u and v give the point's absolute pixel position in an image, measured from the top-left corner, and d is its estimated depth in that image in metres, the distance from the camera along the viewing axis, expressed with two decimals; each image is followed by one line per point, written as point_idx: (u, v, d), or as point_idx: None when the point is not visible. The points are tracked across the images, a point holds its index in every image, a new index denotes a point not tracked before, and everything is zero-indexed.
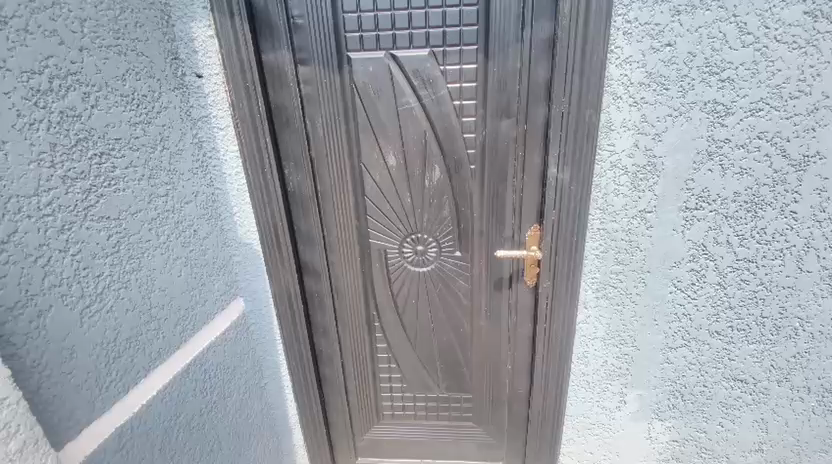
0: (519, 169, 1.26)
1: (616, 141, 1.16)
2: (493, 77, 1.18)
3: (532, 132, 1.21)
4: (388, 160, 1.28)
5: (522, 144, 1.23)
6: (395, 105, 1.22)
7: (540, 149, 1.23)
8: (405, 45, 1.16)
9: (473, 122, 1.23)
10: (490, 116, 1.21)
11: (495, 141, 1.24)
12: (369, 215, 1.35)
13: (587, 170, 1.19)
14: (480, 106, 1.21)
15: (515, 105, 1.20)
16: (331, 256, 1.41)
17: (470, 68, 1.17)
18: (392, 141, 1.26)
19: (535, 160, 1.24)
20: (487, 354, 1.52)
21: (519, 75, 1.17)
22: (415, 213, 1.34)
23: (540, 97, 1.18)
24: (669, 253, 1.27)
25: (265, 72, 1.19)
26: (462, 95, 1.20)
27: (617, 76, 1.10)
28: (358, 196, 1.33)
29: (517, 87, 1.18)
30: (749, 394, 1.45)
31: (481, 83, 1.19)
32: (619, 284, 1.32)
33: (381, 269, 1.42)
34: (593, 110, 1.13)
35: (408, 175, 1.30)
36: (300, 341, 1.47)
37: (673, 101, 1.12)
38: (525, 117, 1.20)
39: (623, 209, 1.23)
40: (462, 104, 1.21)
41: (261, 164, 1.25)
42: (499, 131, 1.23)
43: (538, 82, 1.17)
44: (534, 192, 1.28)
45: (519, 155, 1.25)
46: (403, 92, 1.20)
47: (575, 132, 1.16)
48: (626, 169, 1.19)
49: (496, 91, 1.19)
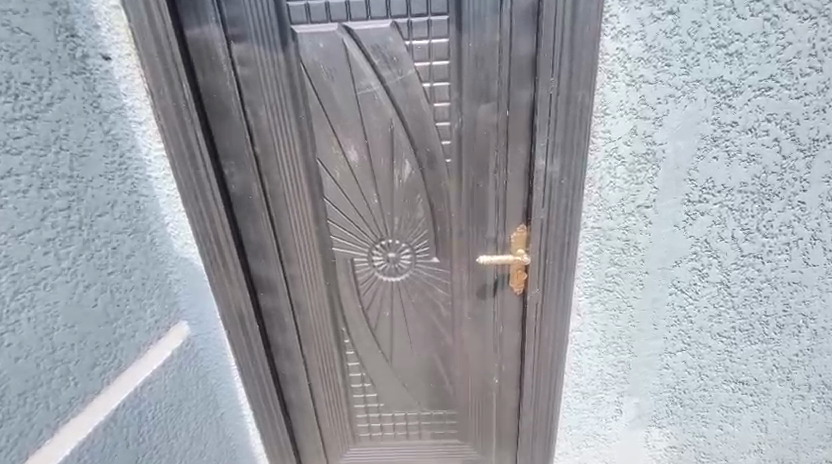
0: (502, 161, 1.09)
1: (612, 127, 0.99)
2: (467, 54, 0.99)
3: (516, 118, 1.04)
4: (349, 156, 1.08)
5: (505, 133, 1.05)
6: (353, 90, 1.02)
7: (525, 137, 1.06)
8: (361, 16, 0.96)
9: (446, 109, 1.04)
10: (466, 100, 1.03)
11: (473, 130, 1.06)
12: (330, 220, 1.15)
13: (579, 162, 1.03)
14: (454, 90, 1.02)
15: (495, 86, 1.02)
16: (287, 270, 1.20)
17: (441, 43, 0.98)
18: (353, 133, 1.06)
19: (520, 151, 1.07)
20: (472, 368, 1.36)
21: (498, 50, 0.99)
22: (383, 216, 1.15)
23: (524, 77, 1.00)
24: (669, 251, 1.14)
25: (191, 52, 0.98)
26: (433, 77, 1.01)
27: (612, 50, 0.93)
28: (315, 199, 1.12)
29: (496, 65, 1.00)
30: (749, 395, 1.37)
31: (454, 61, 1.00)
32: (615, 287, 1.19)
33: (348, 281, 1.23)
34: (585, 91, 0.96)
35: (373, 172, 1.10)
36: (259, 365, 1.28)
37: (675, 79, 0.97)
38: (507, 101, 1.03)
39: (620, 205, 1.08)
40: (433, 87, 1.02)
41: (194, 164, 1.03)
42: (477, 118, 1.05)
43: (521, 59, 0.99)
44: (520, 188, 1.11)
45: (502, 145, 1.07)
46: (362, 73, 1.00)
47: (566, 117, 0.99)
48: (623, 159, 1.03)
49: (472, 71, 1.00)
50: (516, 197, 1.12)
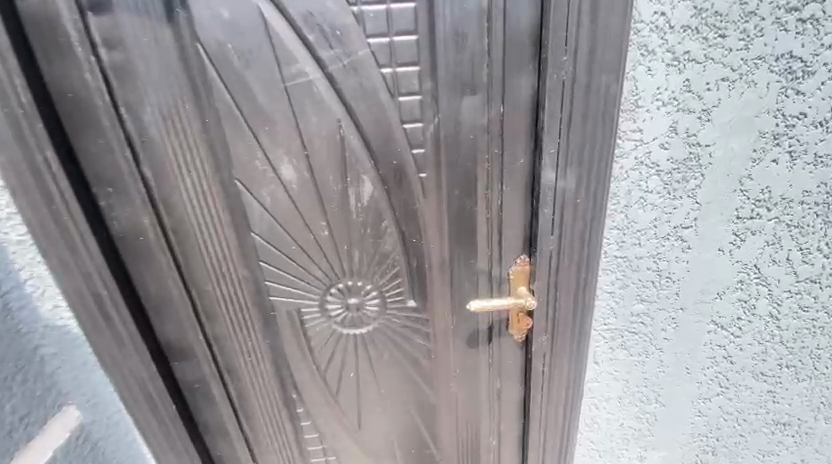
0: (497, 174, 0.79)
1: (646, 124, 0.72)
2: (444, 23, 0.68)
3: (515, 116, 0.74)
4: (281, 174, 0.76)
5: (500, 135, 0.75)
6: (278, 79, 0.69)
7: (528, 141, 0.76)
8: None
9: (417, 105, 0.73)
10: (445, 91, 0.72)
11: (455, 133, 0.76)
12: (263, 262, 0.83)
13: (604, 173, 0.74)
14: (427, 77, 0.71)
15: (485, 70, 0.71)
16: (210, 329, 0.89)
17: (405, 6, 0.67)
18: (283, 142, 0.73)
19: (521, 159, 0.77)
20: (463, 431, 1.08)
21: (489, 17, 0.68)
22: (338, 254, 0.83)
23: (525, 57, 0.70)
24: (710, 281, 0.89)
25: (26, 29, 0.65)
26: (395, 58, 0.70)
27: (650, 15, 0.65)
28: (241, 235, 0.80)
29: (486, 39, 0.69)
30: (790, 437, 1.13)
31: (425, 35, 0.68)
32: (642, 329, 0.93)
33: (295, 338, 0.92)
34: (613, 74, 0.68)
35: (317, 196, 0.78)
36: (181, 451, 0.97)
37: (731, 55, 0.70)
38: (502, 90, 0.72)
39: (652, 227, 0.81)
40: (396, 74, 0.71)
41: (47, 195, 0.70)
42: (462, 116, 0.74)
43: (520, 30, 0.69)
44: (521, 209, 0.82)
45: (495, 153, 0.77)
46: (291, 55, 0.68)
47: (585, 112, 0.70)
48: (659, 167, 0.75)
49: (452, 49, 0.69)
50: (515, 221, 0.83)
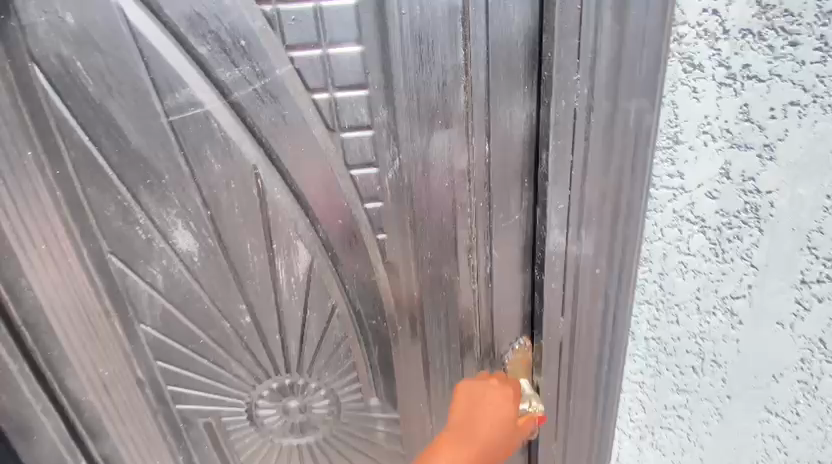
0: (483, 235, 0.57)
1: (687, 166, 0.52)
2: (402, 29, 0.46)
3: (506, 157, 0.53)
4: (177, 244, 0.53)
5: (487, 183, 0.54)
6: (158, 112, 0.47)
7: (525, 190, 0.55)
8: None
9: (368, 143, 0.51)
10: (407, 124, 0.51)
11: (424, 180, 0.54)
12: (162, 361, 0.60)
13: (633, 240, 0.51)
14: (381, 104, 0.50)
15: (462, 96, 0.50)
16: (96, 446, 0.65)
17: (343, 6, 0.45)
18: (175, 200, 0.51)
19: (516, 215, 0.56)
20: None
21: (468, 21, 0.46)
22: (267, 345, 0.60)
23: (519, 75, 0.49)
24: (770, 372, 0.62)
25: None
26: (332, 79, 0.48)
27: (698, 16, 0.46)
28: (127, 324, 0.58)
29: (464, 52, 0.48)
30: None
31: (374, 45, 0.47)
32: (676, 430, 0.68)
33: (218, 454, 0.67)
34: (646, 100, 0.47)
35: (232, 271, 0.55)
36: None
37: (806, 65, 0.46)
38: (487, 123, 0.51)
39: (693, 302, 0.59)
40: (335, 100, 0.49)
41: None
42: (432, 158, 0.53)
43: (512, 39, 0.47)
44: (517, 281, 0.60)
45: (480, 206, 0.56)
46: (175, 77, 0.45)
47: (605, 153, 0.49)
48: (704, 222, 0.54)
49: (414, 65, 0.48)
50: (509, 296, 0.61)
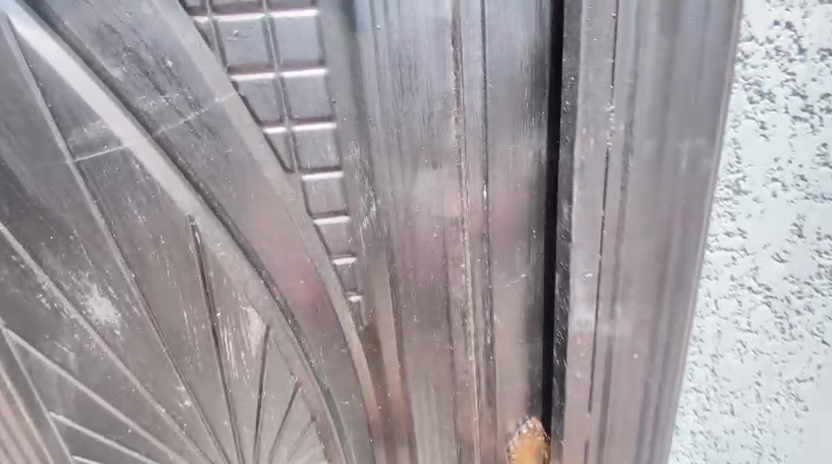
0: (483, 299, 0.46)
1: (751, 220, 0.38)
2: (377, 47, 0.36)
3: (511, 205, 0.42)
4: (92, 315, 0.41)
5: (486, 236, 0.43)
6: (61, 152, 0.36)
7: (534, 244, 0.44)
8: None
9: (337, 187, 0.41)
10: (385, 165, 0.40)
11: (408, 233, 0.43)
12: (81, 455, 0.48)
13: (683, 313, 0.41)
14: (353, 140, 0.39)
15: (454, 131, 0.39)
16: None
17: (301, 19, 0.35)
18: (88, 261, 0.39)
19: (522, 273, 0.45)
20: None
21: (461, 37, 0.36)
22: (214, 432, 0.49)
23: (526, 106, 0.39)
24: None
25: None
26: (289, 109, 0.38)
27: (767, 30, 0.33)
28: (32, 413, 0.46)
29: (456, 75, 0.38)
30: None
31: (343, 67, 0.37)
32: None
33: None
34: (703, 139, 0.36)
35: (164, 346, 0.44)
36: None
37: None
38: (486, 162, 0.41)
39: (756, 392, 0.43)
40: (293, 135, 0.38)
41: None
42: (418, 206, 0.42)
43: (518, 60, 0.38)
44: (524, 351, 0.49)
45: (478, 263, 0.44)
46: (82, 108, 0.35)
47: (648, 213, 0.39)
48: (771, 291, 0.39)
49: (392, 92, 0.38)
50: (513, 369, 0.49)
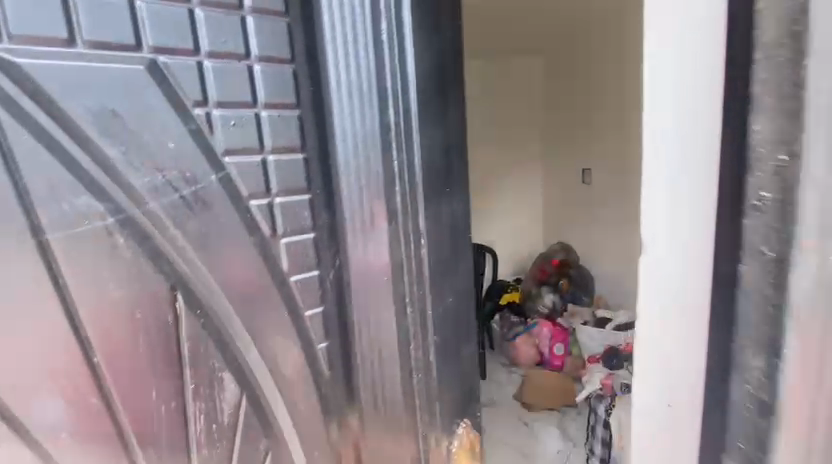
0: (431, 339, 0.52)
1: None
2: (342, 140, 0.46)
3: (441, 248, 0.52)
4: (26, 423, 0.35)
5: (426, 276, 0.51)
6: (27, 232, 0.33)
7: (455, 275, 0.56)
8: (49, 30, 0.33)
9: (312, 246, 0.48)
10: (350, 226, 0.48)
11: (366, 283, 0.49)
12: None
13: None
14: (324, 208, 0.48)
15: (398, 196, 0.48)
16: None
17: (287, 115, 0.44)
18: (39, 353, 0.35)
19: (448, 298, 0.54)
20: None
21: (403, 132, 0.47)
22: None
23: (441, 175, 0.52)
24: None
25: None
26: (272, 184, 0.44)
27: None
28: None
29: (400, 159, 0.47)
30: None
31: (318, 153, 0.47)
32: None
33: None
34: None
35: (123, 440, 0.39)
36: None
37: None
38: (425, 218, 0.50)
39: None
40: (274, 206, 0.45)
41: None
42: (376, 261, 0.49)
43: (439, 150, 0.51)
44: (457, 363, 0.56)
45: (425, 302, 0.51)
46: (65, 187, 0.34)
47: None
48: None
49: (353, 171, 0.47)
50: (454, 393, 0.56)
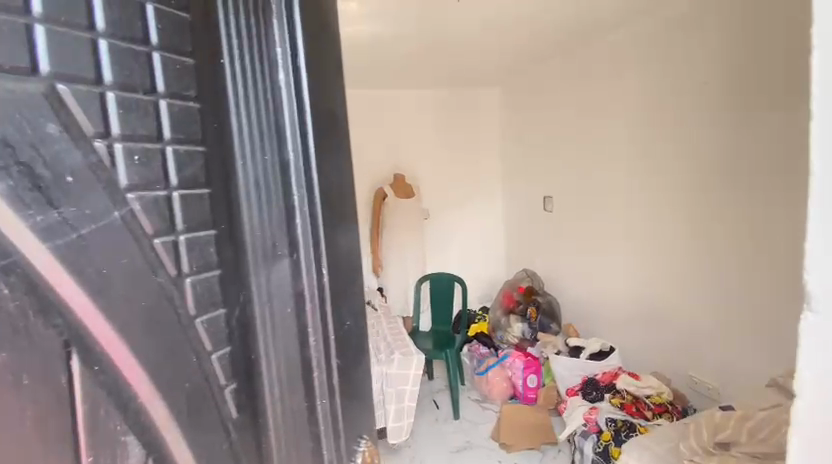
0: (334, 382, 0.44)
1: None
2: (244, 177, 0.38)
3: (336, 273, 0.44)
4: None
5: (326, 307, 0.42)
6: None
7: (356, 298, 0.47)
8: None
9: (218, 279, 0.38)
10: (255, 269, 0.39)
11: (271, 331, 0.40)
12: None
13: None
14: (223, 233, 0.38)
15: (300, 220, 0.40)
16: None
17: (194, 147, 0.37)
18: None
19: (346, 322, 0.45)
20: None
21: (301, 166, 0.40)
22: None
23: (338, 187, 0.44)
24: None
25: None
26: (176, 217, 0.36)
27: None
28: None
29: (300, 195, 0.40)
30: None
31: (211, 175, 0.37)
32: None
33: None
34: None
35: None
36: None
37: None
38: (326, 243, 0.42)
39: None
40: (179, 244, 0.36)
41: None
42: (279, 304, 0.40)
43: (346, 184, 0.45)
44: (356, 394, 0.47)
45: (327, 343, 0.43)
46: None
47: None
48: None
49: (255, 208, 0.38)
50: (359, 429, 0.48)
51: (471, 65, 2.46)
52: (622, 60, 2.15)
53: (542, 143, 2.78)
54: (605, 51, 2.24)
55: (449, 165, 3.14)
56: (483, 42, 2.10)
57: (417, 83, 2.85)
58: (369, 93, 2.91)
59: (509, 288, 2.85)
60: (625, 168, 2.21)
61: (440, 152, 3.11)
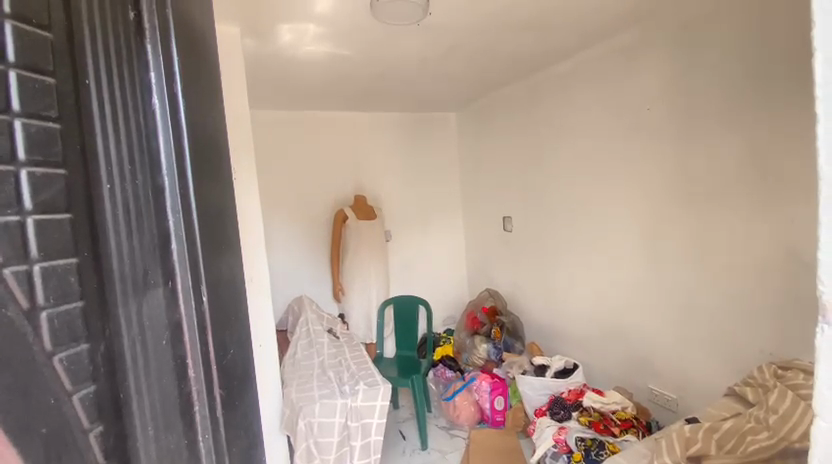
0: (218, 414, 0.40)
1: None
2: (112, 202, 0.36)
3: (221, 300, 0.42)
4: None
5: (211, 337, 0.40)
6: None
7: (242, 324, 0.46)
8: None
9: (82, 310, 0.34)
10: (124, 299, 0.37)
11: (144, 366, 0.37)
12: None
13: None
14: (87, 263, 0.35)
15: (181, 245, 0.38)
16: None
17: (55, 171, 0.33)
18: None
19: (230, 350, 0.43)
20: None
21: (179, 191, 0.38)
22: None
23: (220, 214, 0.43)
24: None
25: None
26: (31, 246, 0.32)
27: None
28: None
29: (176, 221, 0.38)
30: None
31: (75, 198, 0.34)
32: None
33: None
34: None
35: None
36: None
37: None
38: (210, 270, 0.40)
39: None
40: (35, 275, 0.32)
41: None
42: (152, 336, 0.37)
43: (228, 211, 0.44)
44: (245, 425, 0.44)
45: (210, 374, 0.40)
46: None
47: None
48: None
49: (124, 235, 0.37)
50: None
51: (432, 86, 2.51)
52: (573, 84, 2.23)
53: (500, 164, 2.85)
54: (556, 75, 2.33)
55: (411, 186, 3.17)
56: (439, 65, 2.15)
57: (379, 106, 2.89)
58: (330, 117, 2.93)
59: (473, 308, 2.88)
60: (575, 186, 2.28)
61: (401, 174, 3.14)
